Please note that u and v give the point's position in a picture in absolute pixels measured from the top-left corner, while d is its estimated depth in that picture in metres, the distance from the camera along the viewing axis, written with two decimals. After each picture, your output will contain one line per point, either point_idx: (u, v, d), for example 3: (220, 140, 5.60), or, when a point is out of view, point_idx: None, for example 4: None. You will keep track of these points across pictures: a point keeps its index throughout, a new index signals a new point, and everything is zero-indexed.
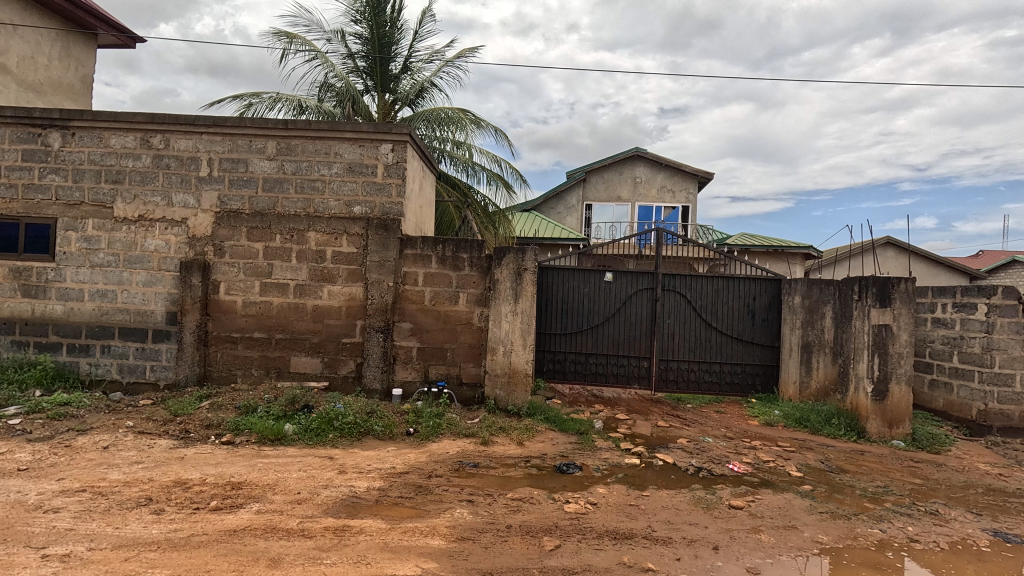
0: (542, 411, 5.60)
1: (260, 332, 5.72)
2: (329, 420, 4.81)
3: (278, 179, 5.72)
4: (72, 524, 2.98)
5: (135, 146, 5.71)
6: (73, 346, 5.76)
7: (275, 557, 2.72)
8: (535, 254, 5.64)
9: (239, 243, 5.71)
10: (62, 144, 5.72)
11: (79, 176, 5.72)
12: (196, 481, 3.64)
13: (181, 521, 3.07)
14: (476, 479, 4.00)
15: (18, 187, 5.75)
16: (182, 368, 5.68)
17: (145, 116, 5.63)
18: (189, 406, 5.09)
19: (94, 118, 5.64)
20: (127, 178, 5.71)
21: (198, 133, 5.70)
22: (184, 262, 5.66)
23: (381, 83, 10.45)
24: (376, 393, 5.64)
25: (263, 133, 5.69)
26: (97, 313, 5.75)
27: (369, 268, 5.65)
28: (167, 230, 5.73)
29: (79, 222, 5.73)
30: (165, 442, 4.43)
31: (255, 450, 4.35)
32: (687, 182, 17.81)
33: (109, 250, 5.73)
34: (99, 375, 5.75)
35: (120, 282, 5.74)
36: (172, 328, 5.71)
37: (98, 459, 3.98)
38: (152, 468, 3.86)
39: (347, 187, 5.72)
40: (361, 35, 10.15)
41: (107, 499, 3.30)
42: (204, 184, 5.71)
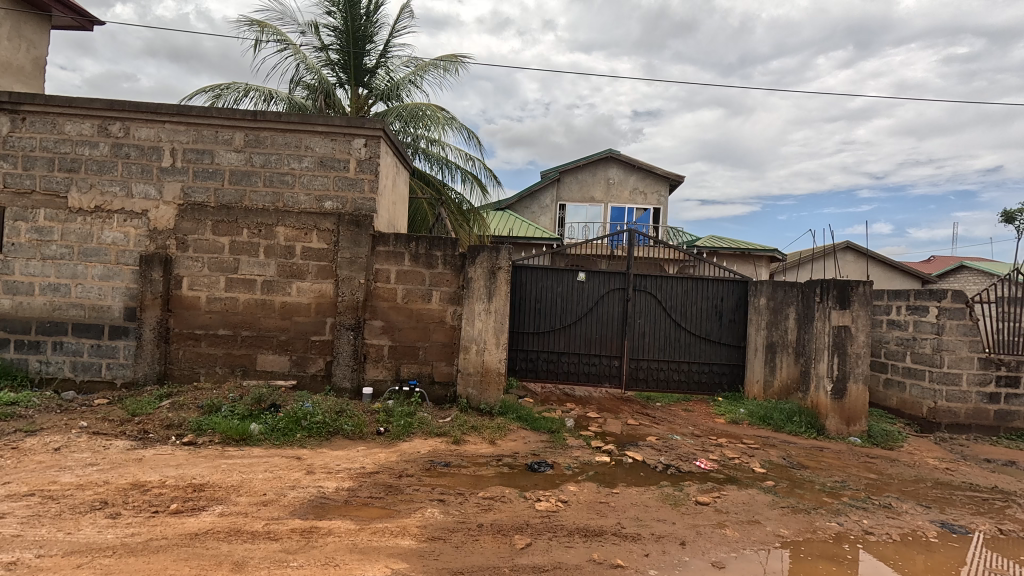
0: (514, 410, 5.61)
1: (225, 329, 5.54)
2: (297, 419, 4.71)
3: (246, 172, 5.55)
4: (20, 531, 2.83)
5: (92, 134, 5.45)
6: (22, 343, 5.47)
7: (239, 560, 2.65)
8: (509, 253, 5.64)
9: (204, 236, 5.52)
10: (11, 128, 5.42)
11: (31, 163, 5.43)
12: (155, 484, 3.51)
13: (139, 525, 2.95)
14: (447, 478, 3.98)
15: None
16: (140, 366, 5.45)
17: (103, 103, 5.38)
18: (148, 406, 4.90)
19: (46, 103, 5.36)
20: (83, 167, 5.45)
21: (160, 122, 5.49)
22: (144, 256, 5.44)
23: (354, 77, 10.28)
24: (346, 392, 5.54)
25: (230, 124, 5.51)
26: (49, 308, 5.47)
27: (340, 265, 5.55)
28: (127, 222, 5.49)
29: (29, 212, 5.44)
30: (122, 443, 4.25)
31: (217, 452, 4.21)
32: (659, 184, 18.13)
33: (63, 242, 5.46)
34: (50, 374, 5.48)
35: (74, 275, 5.47)
36: (130, 324, 5.48)
37: (48, 462, 3.79)
38: (106, 470, 3.69)
39: (318, 181, 5.60)
40: (335, 27, 9.95)
41: (58, 504, 3.15)
42: (167, 175, 5.50)
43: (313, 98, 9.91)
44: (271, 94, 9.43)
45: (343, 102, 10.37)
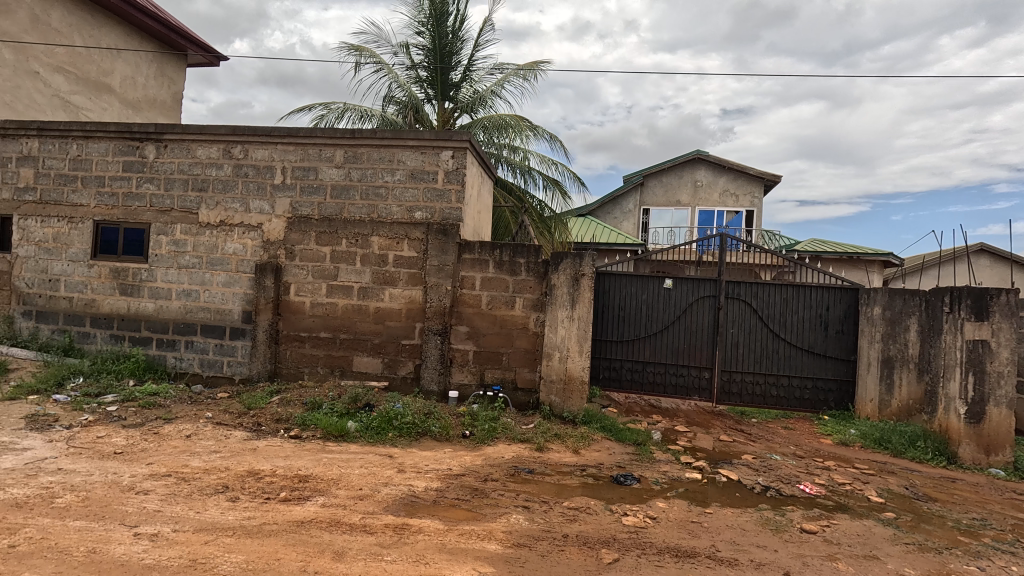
0: (598, 419, 5.51)
1: (326, 332, 5.98)
2: (389, 419, 4.95)
3: (345, 186, 5.97)
4: (160, 506, 3.21)
5: (219, 157, 6.15)
6: (161, 341, 6.24)
7: (339, 550, 2.82)
8: (592, 260, 5.57)
9: (309, 246, 6.01)
10: (156, 155, 6.26)
11: (171, 184, 6.23)
12: (267, 472, 3.85)
13: (254, 510, 3.25)
14: (532, 485, 3.98)
15: (120, 195, 6.33)
16: (255, 364, 6.03)
17: (228, 129, 6.05)
18: (261, 401, 5.39)
19: (183, 132, 6.13)
20: (211, 186, 6.15)
21: (274, 144, 6.06)
22: (259, 264, 6.02)
23: (441, 93, 10.73)
24: (433, 395, 5.75)
25: (332, 142, 5.96)
26: (183, 311, 6.22)
27: (429, 272, 5.79)
28: (245, 235, 6.11)
29: (169, 227, 6.24)
30: (240, 433, 4.72)
31: (319, 446, 4.53)
32: (751, 185, 17.04)
33: (194, 253, 6.19)
34: (183, 368, 6.21)
35: (203, 282, 6.18)
36: (247, 326, 6.08)
37: (181, 447, 4.28)
38: (228, 457, 4.10)
39: (409, 193, 5.89)
40: (424, 46, 10.46)
41: (189, 485, 3.54)
42: (278, 191, 6.06)
43: (404, 114, 10.48)
44: (367, 112, 10.10)
45: (430, 116, 10.86)
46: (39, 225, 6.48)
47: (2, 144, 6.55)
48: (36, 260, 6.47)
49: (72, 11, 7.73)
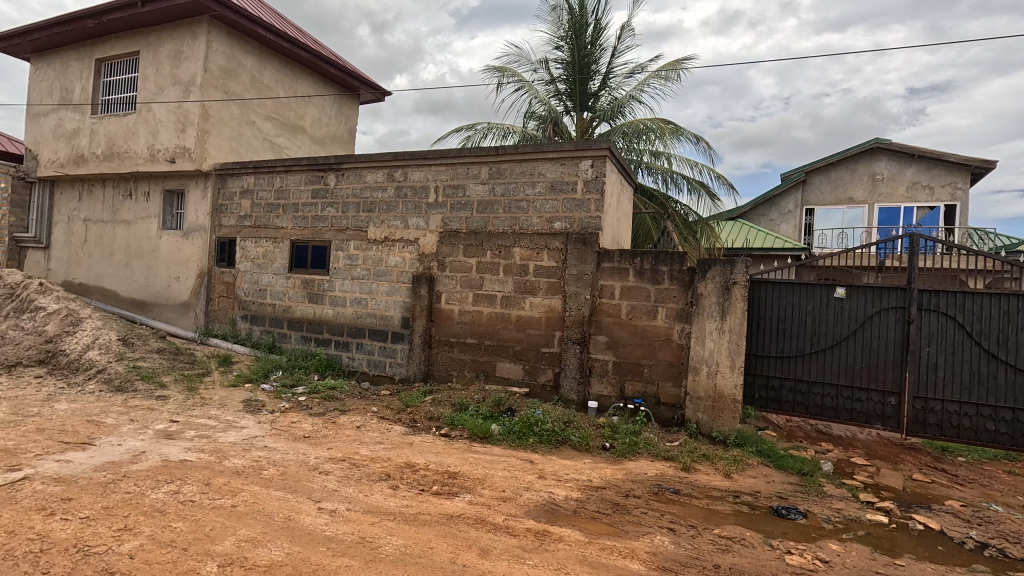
0: (753, 442, 5.01)
1: (472, 338, 6.36)
2: (530, 425, 5.08)
3: (490, 201, 6.32)
4: (337, 486, 3.68)
5: (384, 181, 6.96)
6: (338, 342, 7.22)
7: (484, 547, 2.96)
8: (745, 267, 5.12)
9: (457, 258, 6.47)
10: (336, 182, 7.30)
11: (347, 207, 7.21)
12: (422, 466, 4.20)
13: (411, 499, 3.57)
14: (677, 506, 3.75)
15: (309, 218, 7.50)
16: (412, 365, 6.65)
17: (391, 156, 6.82)
18: (416, 399, 5.92)
19: (357, 161, 7.06)
20: (377, 207, 6.98)
21: (428, 166, 6.67)
22: (416, 275, 6.66)
23: (580, 103, 10.82)
24: (573, 404, 5.75)
25: (478, 160, 6.37)
26: (355, 317, 7.12)
27: (568, 281, 5.84)
28: (404, 249, 6.81)
29: (345, 244, 7.21)
30: (400, 428, 5.23)
31: (466, 445, 4.82)
32: (952, 175, 14.15)
33: (364, 266, 7.06)
34: (354, 367, 7.08)
35: (370, 291, 7.01)
36: (405, 331, 6.74)
37: (354, 436, 4.88)
38: (389, 449, 4.57)
39: (549, 205, 6.02)
40: (563, 60, 10.66)
41: (360, 470, 4.02)
42: (432, 208, 6.64)
43: (543, 128, 10.79)
44: (510, 130, 10.60)
45: (569, 128, 11.01)
46: (253, 245, 7.96)
47: (230, 181, 8.21)
48: (250, 273, 7.95)
49: (278, 69, 9.42)
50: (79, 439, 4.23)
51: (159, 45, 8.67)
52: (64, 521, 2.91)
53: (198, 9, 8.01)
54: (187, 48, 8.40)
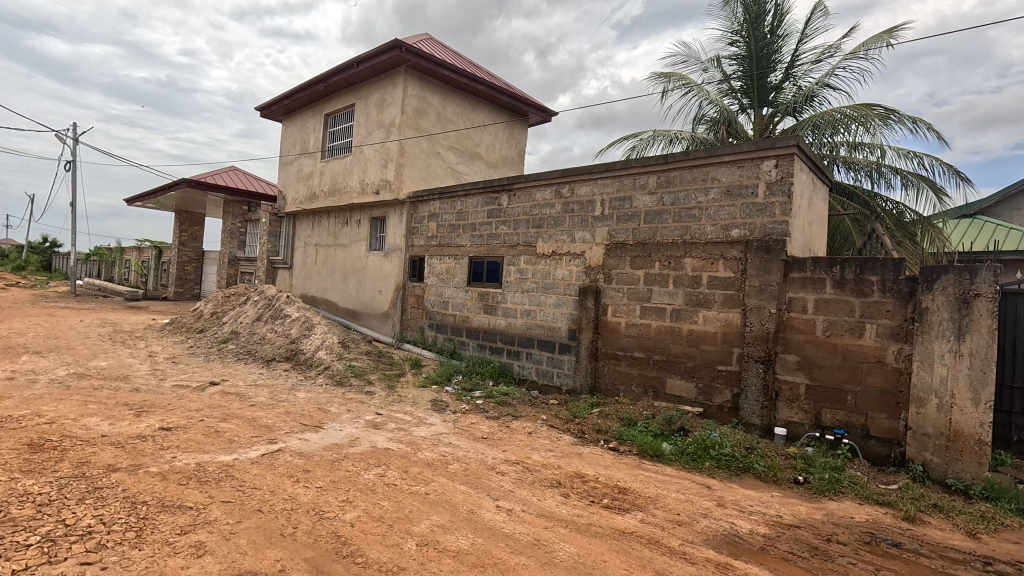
0: (1010, 498, 3.95)
1: (640, 352, 6.18)
2: (706, 447, 4.76)
3: (658, 211, 6.14)
4: (513, 487, 3.90)
5: (552, 197, 7.25)
6: (510, 351, 7.66)
7: (659, 570, 2.85)
8: (993, 275, 4.12)
9: (624, 270, 6.39)
10: (508, 202, 7.83)
11: (517, 224, 7.67)
12: (591, 477, 4.22)
13: (583, 509, 3.60)
14: (898, 562, 3.13)
15: (485, 236, 8.16)
16: (579, 377, 6.72)
17: (559, 173, 7.08)
18: (584, 411, 5.97)
19: (527, 181, 7.49)
20: (546, 223, 7.28)
21: (595, 180, 6.76)
22: (582, 288, 6.76)
23: (758, 100, 9.93)
24: (756, 429, 5.21)
25: (646, 170, 6.24)
26: (525, 327, 7.49)
27: (748, 293, 5.35)
28: (572, 262, 6.97)
29: (516, 258, 7.67)
30: (569, 437, 5.34)
31: (635, 462, 4.70)
32: None
33: (533, 279, 7.41)
34: (524, 375, 7.43)
35: (539, 303, 7.32)
36: (572, 342, 6.86)
37: (526, 441, 5.12)
38: (560, 457, 4.69)
39: (725, 211, 5.61)
40: (738, 55, 9.89)
41: (532, 475, 4.19)
42: (598, 222, 6.70)
43: (716, 130, 10.10)
44: (678, 136, 10.16)
45: (746, 127, 10.14)
46: (438, 262, 8.94)
47: (420, 207, 9.37)
48: (436, 287, 8.93)
49: (459, 103, 10.50)
50: (313, 423, 5.21)
51: (369, 97, 10.36)
52: (305, 487, 3.61)
53: (397, 62, 9.39)
54: (389, 96, 9.89)
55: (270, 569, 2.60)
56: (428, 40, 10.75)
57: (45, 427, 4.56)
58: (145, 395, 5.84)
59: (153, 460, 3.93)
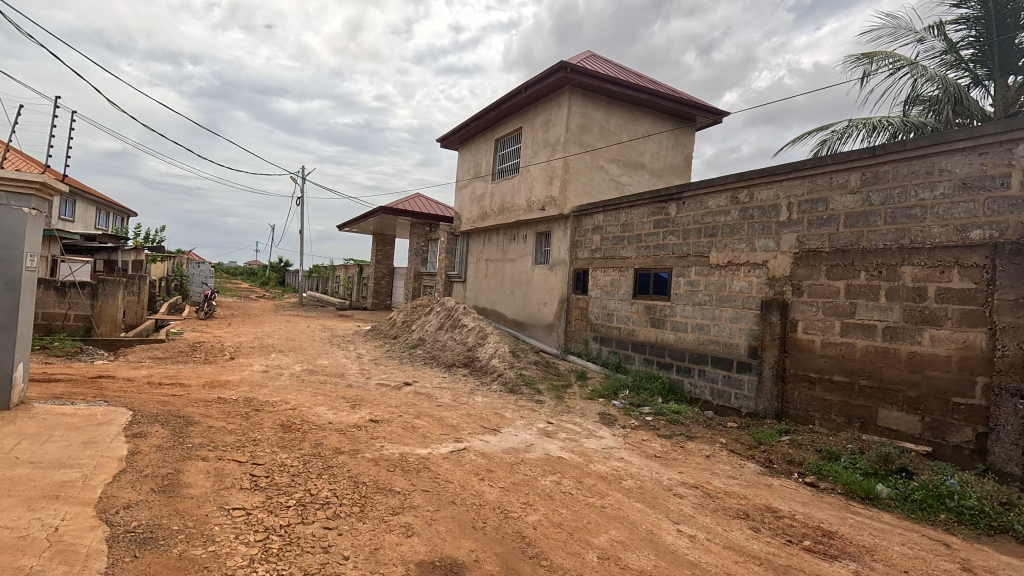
0: None
1: (841, 375, 5.36)
2: (939, 496, 3.94)
3: (863, 212, 5.32)
4: (694, 513, 3.68)
5: (727, 204, 6.76)
6: (680, 367, 7.28)
7: None
8: None
9: (819, 281, 5.64)
10: (677, 211, 7.52)
11: (688, 234, 7.31)
12: (786, 513, 3.78)
13: (778, 548, 3.24)
14: None
15: (651, 247, 7.94)
16: (762, 400, 6.06)
17: (735, 177, 6.59)
18: (771, 438, 5.39)
19: (698, 188, 7.12)
20: (721, 232, 6.81)
21: (779, 182, 6.14)
22: (765, 301, 6.13)
23: (1001, 67, 8.02)
24: (1014, 481, 4.12)
25: (846, 167, 5.48)
26: (697, 343, 7.06)
27: (997, 309, 4.30)
28: (751, 272, 6.38)
29: (686, 270, 7.30)
30: (754, 466, 4.86)
31: (840, 503, 4.08)
32: None
33: (706, 292, 6.97)
34: (697, 394, 6.98)
35: (713, 317, 6.84)
36: (753, 361, 6.26)
37: (704, 465, 4.80)
38: (745, 486, 4.30)
39: (959, 209, 4.63)
40: (969, 17, 8.12)
41: (715, 502, 3.91)
42: (784, 228, 6.04)
43: (938, 111, 8.38)
44: (884, 123, 8.67)
45: (981, 104, 8.24)
46: (602, 274, 8.95)
47: (585, 220, 9.52)
48: (600, 299, 8.94)
49: (622, 115, 10.45)
50: (491, 426, 5.60)
51: (535, 119, 10.92)
52: (490, 486, 3.89)
53: (562, 82, 9.73)
54: (554, 116, 10.30)
55: (466, 557, 2.86)
56: (591, 57, 10.95)
57: (291, 412, 5.68)
58: (356, 391, 6.91)
59: (367, 447, 4.62)
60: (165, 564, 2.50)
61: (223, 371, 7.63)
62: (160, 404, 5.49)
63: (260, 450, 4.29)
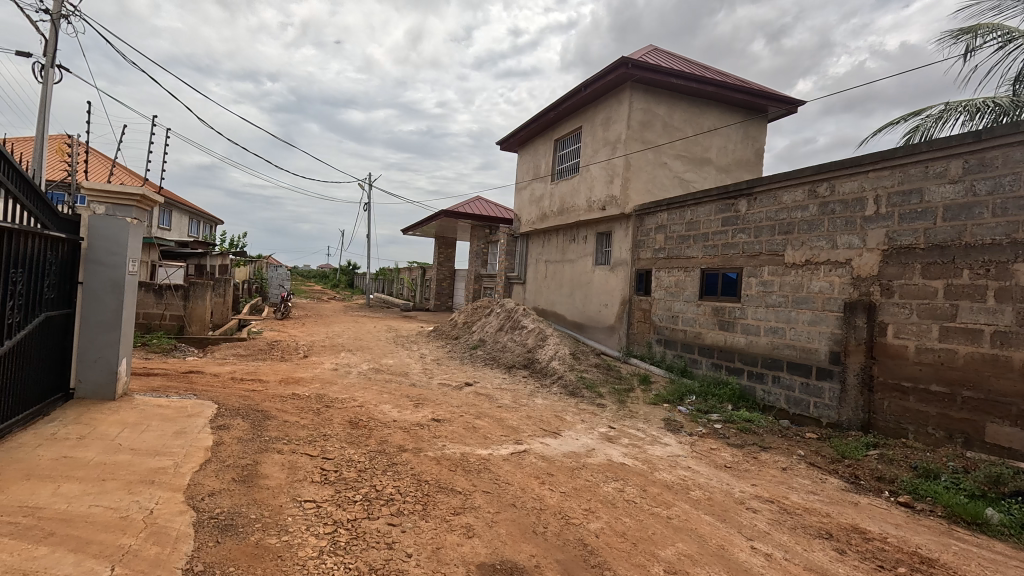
0: None
1: (939, 386, 4.83)
2: None
3: (967, 204, 4.78)
4: (769, 529, 3.44)
5: (804, 199, 6.32)
6: (752, 373, 6.88)
7: None
8: None
9: (912, 281, 5.12)
10: (747, 208, 7.12)
11: (760, 232, 6.91)
12: (876, 535, 3.44)
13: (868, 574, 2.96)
14: None
15: (719, 246, 7.57)
16: (846, 410, 5.59)
17: (813, 169, 6.16)
18: (856, 451, 4.96)
19: (771, 183, 6.71)
20: (797, 229, 6.38)
21: (864, 173, 5.66)
22: (849, 303, 5.66)
23: None
24: None
25: (944, 154, 4.96)
26: (771, 347, 6.65)
27: None
28: (832, 272, 5.92)
29: (758, 269, 6.90)
30: (837, 481, 4.49)
31: (941, 527, 3.66)
32: None
33: (781, 292, 6.54)
34: (771, 402, 6.56)
35: (789, 320, 6.41)
36: (835, 367, 5.79)
37: (780, 478, 4.49)
38: (828, 503, 3.97)
39: None
40: None
41: (793, 518, 3.63)
42: (870, 223, 5.56)
43: None
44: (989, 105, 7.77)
45: None
46: (666, 275, 8.64)
47: (647, 219, 9.24)
48: (664, 301, 8.63)
49: (687, 109, 10.06)
50: (552, 429, 5.55)
51: (595, 117, 10.74)
52: (550, 490, 3.84)
53: (623, 79, 9.50)
54: (614, 113, 10.09)
55: (527, 563, 2.81)
56: (654, 51, 10.63)
57: (359, 409, 5.91)
58: (419, 390, 7.08)
59: (430, 446, 4.71)
60: (243, 550, 2.65)
61: (297, 369, 8.07)
62: (241, 398, 5.88)
63: (330, 445, 4.48)
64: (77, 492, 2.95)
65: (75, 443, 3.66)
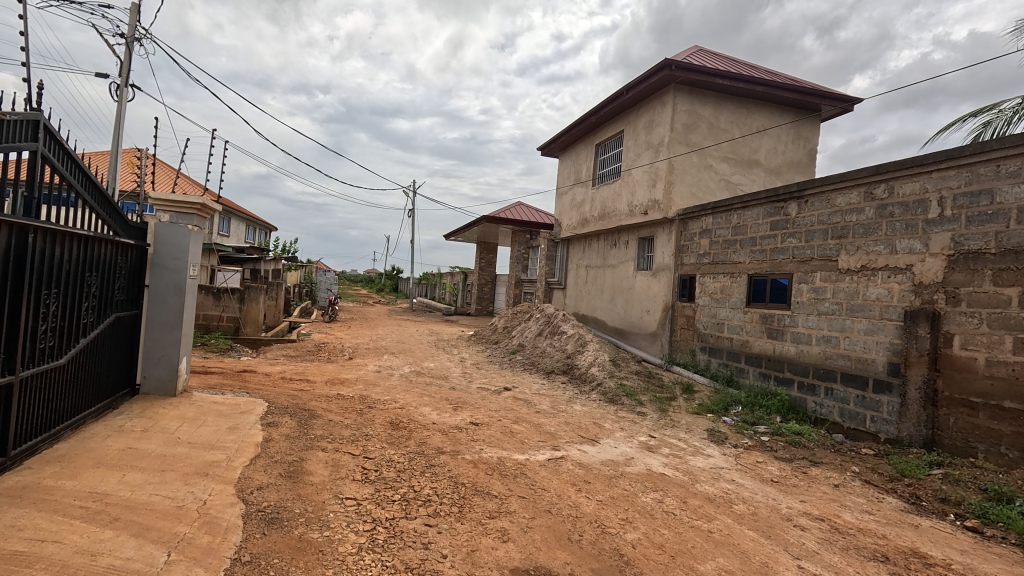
0: None
1: (1013, 402, 4.47)
2: None
3: None
4: (818, 549, 3.27)
5: (860, 201, 6.01)
6: (803, 384, 6.57)
7: None
8: None
9: (982, 288, 4.76)
10: (798, 211, 6.84)
11: (811, 236, 6.61)
12: (938, 561, 3.21)
13: None
14: None
15: (768, 250, 7.30)
16: (906, 425, 5.24)
17: (870, 170, 5.84)
18: (918, 470, 4.64)
19: (823, 184, 6.42)
20: (852, 232, 6.06)
21: (926, 173, 5.34)
22: (909, 311, 5.32)
23: None
24: None
25: (1017, 152, 4.62)
26: (823, 357, 6.33)
27: None
28: (891, 278, 5.58)
29: (810, 275, 6.60)
30: (895, 501, 4.22)
31: (1015, 556, 3.37)
32: None
33: (834, 299, 6.23)
34: (823, 414, 6.24)
35: (843, 328, 6.09)
36: (894, 379, 5.44)
37: (831, 495, 4.26)
38: (884, 524, 3.73)
39: None
40: None
41: (845, 538, 3.44)
42: (933, 226, 5.22)
43: None
44: None
45: None
46: (712, 280, 8.39)
47: (691, 223, 9.02)
48: (709, 307, 8.38)
49: (734, 110, 9.77)
50: (590, 436, 5.49)
51: (637, 120, 10.60)
52: (587, 498, 3.80)
53: (666, 80, 9.33)
54: (657, 115, 9.92)
55: (561, 569, 2.80)
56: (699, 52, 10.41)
57: (399, 410, 6.04)
58: (459, 393, 7.17)
59: (467, 449, 4.75)
60: (287, 543, 2.76)
61: (342, 370, 8.36)
62: (290, 398, 6.14)
63: (371, 445, 4.61)
64: (139, 480, 3.16)
65: (140, 434, 3.93)
